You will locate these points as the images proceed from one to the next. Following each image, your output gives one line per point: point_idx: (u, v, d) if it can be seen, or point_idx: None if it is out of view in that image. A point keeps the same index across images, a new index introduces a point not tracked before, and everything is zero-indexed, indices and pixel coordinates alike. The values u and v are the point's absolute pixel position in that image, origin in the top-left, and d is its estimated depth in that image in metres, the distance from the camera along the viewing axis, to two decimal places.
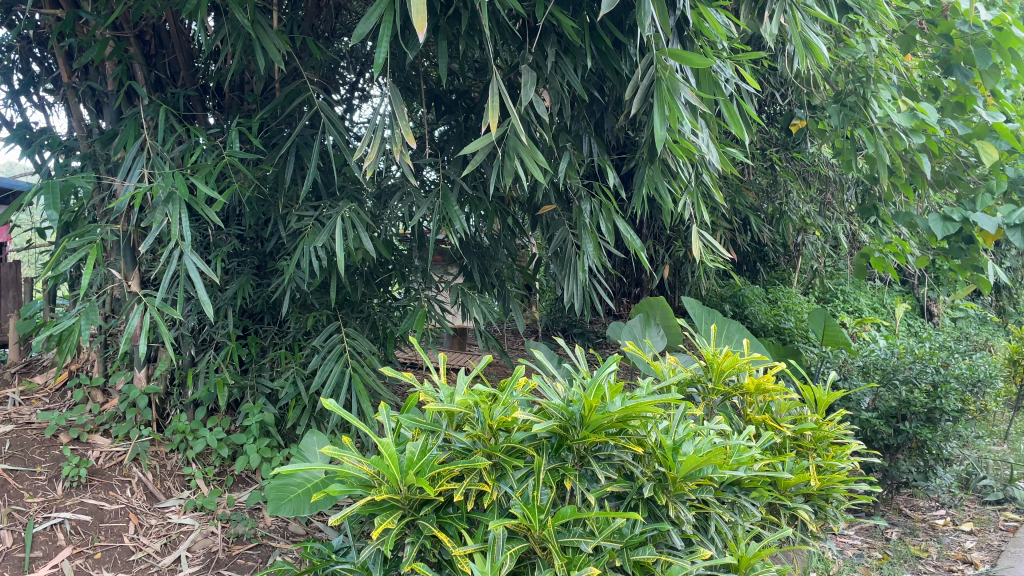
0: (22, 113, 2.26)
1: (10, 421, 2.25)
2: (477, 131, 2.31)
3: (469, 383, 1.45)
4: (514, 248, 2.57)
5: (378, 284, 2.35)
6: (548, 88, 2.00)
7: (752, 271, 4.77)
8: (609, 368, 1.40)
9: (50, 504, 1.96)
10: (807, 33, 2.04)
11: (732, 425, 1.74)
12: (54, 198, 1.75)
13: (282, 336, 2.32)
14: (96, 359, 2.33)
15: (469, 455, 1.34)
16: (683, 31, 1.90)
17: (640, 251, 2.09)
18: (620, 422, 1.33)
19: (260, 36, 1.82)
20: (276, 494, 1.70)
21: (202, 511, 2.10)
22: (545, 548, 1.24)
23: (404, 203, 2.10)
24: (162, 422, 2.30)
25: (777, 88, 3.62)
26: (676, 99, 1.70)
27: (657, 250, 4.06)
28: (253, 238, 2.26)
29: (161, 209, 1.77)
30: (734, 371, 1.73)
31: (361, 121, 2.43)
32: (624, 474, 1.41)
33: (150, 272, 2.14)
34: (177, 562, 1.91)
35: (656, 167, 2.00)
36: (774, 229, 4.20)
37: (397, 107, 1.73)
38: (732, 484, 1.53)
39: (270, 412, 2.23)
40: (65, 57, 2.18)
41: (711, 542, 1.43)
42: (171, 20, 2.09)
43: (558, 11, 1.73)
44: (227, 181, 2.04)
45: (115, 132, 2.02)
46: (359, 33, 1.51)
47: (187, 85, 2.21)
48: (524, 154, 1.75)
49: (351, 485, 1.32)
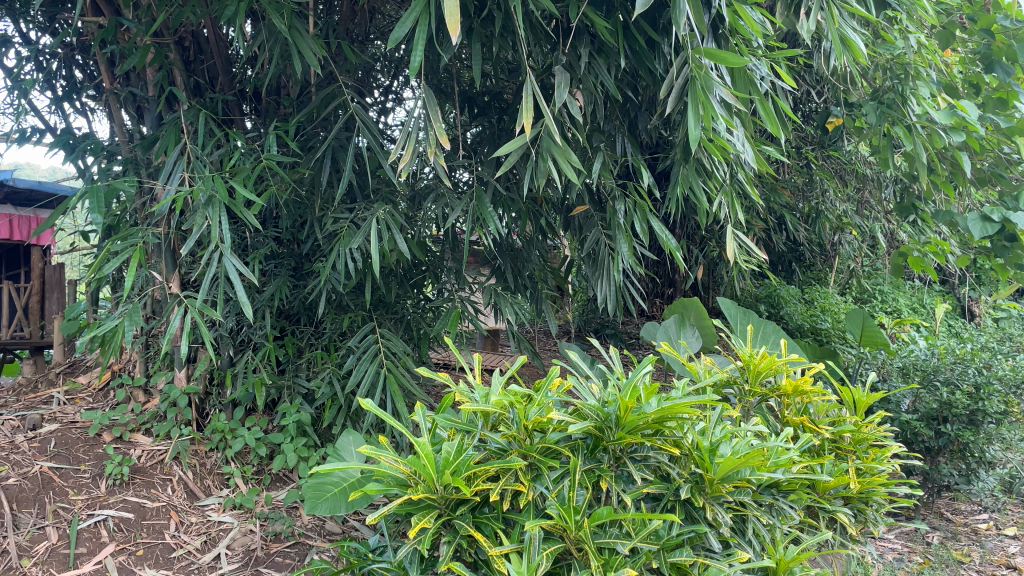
0: (65, 119, 2.32)
1: (55, 420, 2.31)
2: (510, 132, 2.32)
3: (505, 383, 1.45)
4: (547, 248, 2.58)
5: (412, 285, 2.37)
6: (582, 88, 1.99)
7: (787, 271, 4.74)
8: (644, 368, 1.39)
9: (94, 501, 2.00)
10: (845, 29, 2.01)
11: (769, 427, 1.72)
12: (99, 202, 1.78)
13: (318, 336, 2.35)
14: (138, 359, 2.38)
15: (505, 455, 1.35)
16: (718, 29, 1.88)
17: (675, 251, 2.06)
18: (657, 423, 1.33)
19: (296, 41, 1.84)
20: (313, 494, 1.73)
21: (241, 509, 2.14)
22: (581, 548, 1.24)
23: (438, 204, 2.10)
24: (202, 421, 2.34)
25: (813, 86, 3.58)
26: (711, 98, 1.68)
27: (691, 250, 4.05)
28: (290, 240, 2.30)
29: (202, 212, 1.79)
30: (772, 372, 1.70)
31: (395, 124, 2.45)
32: (660, 476, 1.40)
33: (190, 274, 2.18)
34: (217, 559, 1.94)
35: (691, 167, 1.98)
36: (810, 229, 4.15)
37: (431, 109, 1.74)
38: (771, 487, 1.52)
39: (307, 412, 2.26)
40: (107, 63, 2.23)
41: (749, 545, 1.42)
42: (210, 26, 2.12)
43: (592, 11, 1.72)
44: (265, 184, 2.07)
45: (156, 137, 2.06)
46: (394, 36, 1.51)
47: (226, 90, 2.24)
48: (558, 155, 1.74)
49: (387, 484, 1.33)
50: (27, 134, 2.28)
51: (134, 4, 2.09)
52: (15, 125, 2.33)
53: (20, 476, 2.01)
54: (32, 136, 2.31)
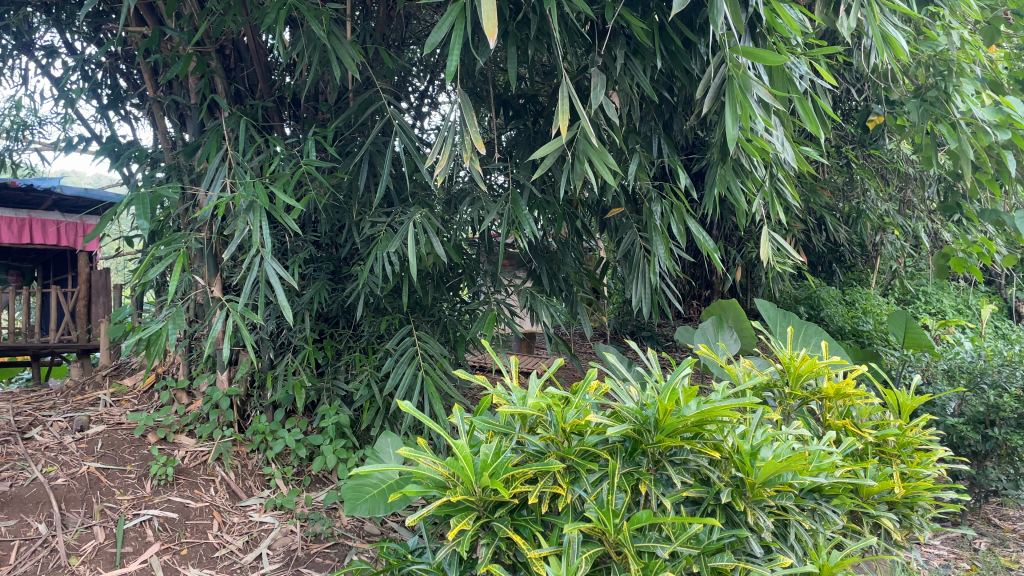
0: (111, 127, 2.38)
1: (102, 421, 2.37)
2: (545, 135, 2.32)
3: (542, 386, 1.45)
4: (582, 251, 2.57)
5: (448, 288, 2.38)
6: (618, 90, 1.98)
7: (827, 271, 4.69)
8: (682, 371, 1.38)
9: (140, 501, 2.04)
10: (886, 26, 1.97)
11: (811, 431, 1.70)
12: (144, 208, 1.81)
13: (356, 339, 2.37)
14: (182, 361, 2.44)
15: (543, 457, 1.35)
16: (756, 27, 1.86)
17: (714, 253, 2.04)
18: (696, 426, 1.31)
19: (334, 47, 1.85)
20: (353, 495, 1.74)
21: (282, 509, 2.17)
22: (620, 552, 1.24)
23: (474, 207, 2.11)
24: (243, 422, 2.38)
25: (853, 83, 3.52)
26: (749, 97, 1.66)
27: (729, 251, 4.02)
28: (328, 244, 2.33)
29: (243, 218, 1.82)
30: (813, 375, 1.68)
31: (431, 128, 2.46)
32: (700, 480, 1.39)
33: (231, 278, 2.21)
34: (259, 559, 1.96)
35: (728, 167, 1.96)
36: (850, 229, 4.09)
37: (467, 113, 1.74)
38: (813, 491, 1.49)
39: (346, 414, 2.29)
40: (151, 72, 2.28)
41: (791, 550, 1.40)
42: (250, 34, 2.16)
43: (628, 12, 1.71)
44: (304, 189, 2.10)
45: (198, 144, 2.09)
46: (431, 41, 1.52)
47: (265, 97, 2.28)
48: (594, 157, 1.73)
49: (426, 486, 1.34)
50: (74, 142, 2.34)
51: (176, 14, 2.12)
52: (62, 134, 2.39)
53: (69, 476, 2.06)
54: (78, 144, 2.37)
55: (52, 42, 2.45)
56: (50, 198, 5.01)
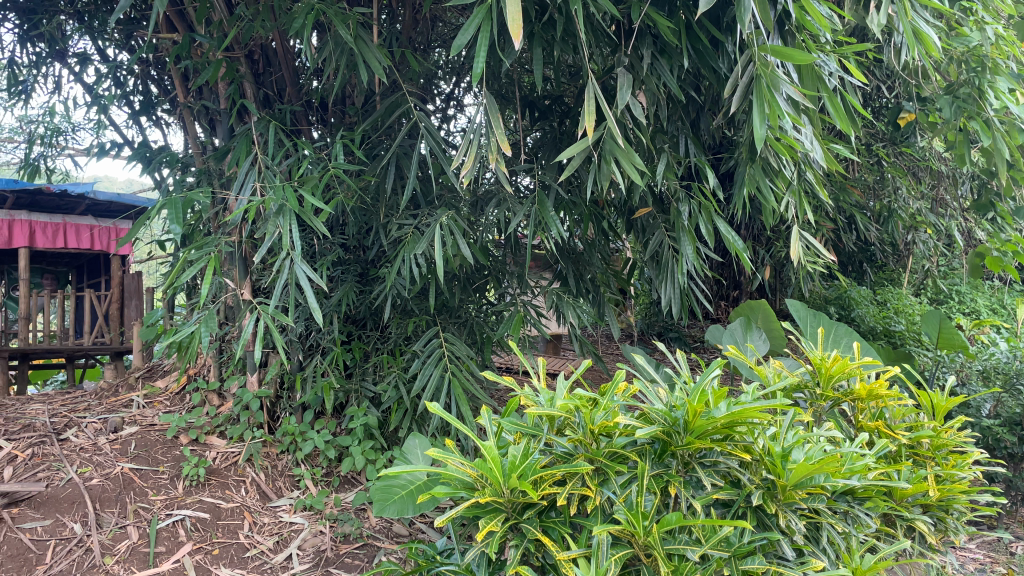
0: (142, 132, 2.42)
1: (135, 422, 2.41)
2: (571, 136, 2.32)
3: (569, 387, 1.44)
4: (608, 252, 2.56)
5: (475, 289, 2.39)
6: (644, 90, 1.97)
7: (858, 271, 4.64)
8: (712, 372, 1.37)
9: (172, 501, 2.07)
10: (918, 22, 1.93)
11: (843, 433, 1.67)
12: (176, 212, 1.83)
13: (384, 340, 2.39)
14: (213, 363, 2.47)
15: (571, 459, 1.35)
16: (784, 25, 1.84)
17: (743, 253, 2.02)
18: (726, 428, 1.30)
19: (362, 51, 1.86)
20: (381, 496, 1.75)
21: (311, 510, 2.19)
22: (650, 554, 1.23)
23: (500, 209, 2.11)
24: (273, 423, 2.41)
25: (883, 81, 3.48)
26: (777, 96, 1.64)
27: (758, 251, 3.99)
28: (356, 246, 2.35)
29: (273, 221, 1.83)
30: (844, 376, 1.65)
31: (457, 130, 2.47)
32: (730, 482, 1.38)
33: (261, 281, 2.24)
34: (289, 559, 1.97)
35: (757, 166, 1.94)
36: (881, 229, 4.05)
37: (493, 115, 1.74)
38: (845, 494, 1.46)
39: (374, 415, 2.30)
40: (181, 78, 2.31)
41: (823, 553, 1.38)
42: (278, 39, 2.18)
43: (655, 11, 1.70)
44: (332, 192, 2.12)
45: (228, 149, 2.11)
46: (457, 44, 1.52)
47: (293, 101, 2.30)
48: (622, 157, 1.72)
49: (455, 487, 1.34)
50: (107, 148, 2.38)
51: (206, 20, 2.15)
52: (95, 140, 2.42)
53: (103, 476, 2.09)
54: (111, 150, 2.40)
55: (84, 50, 2.49)
56: (83, 204, 5.12)
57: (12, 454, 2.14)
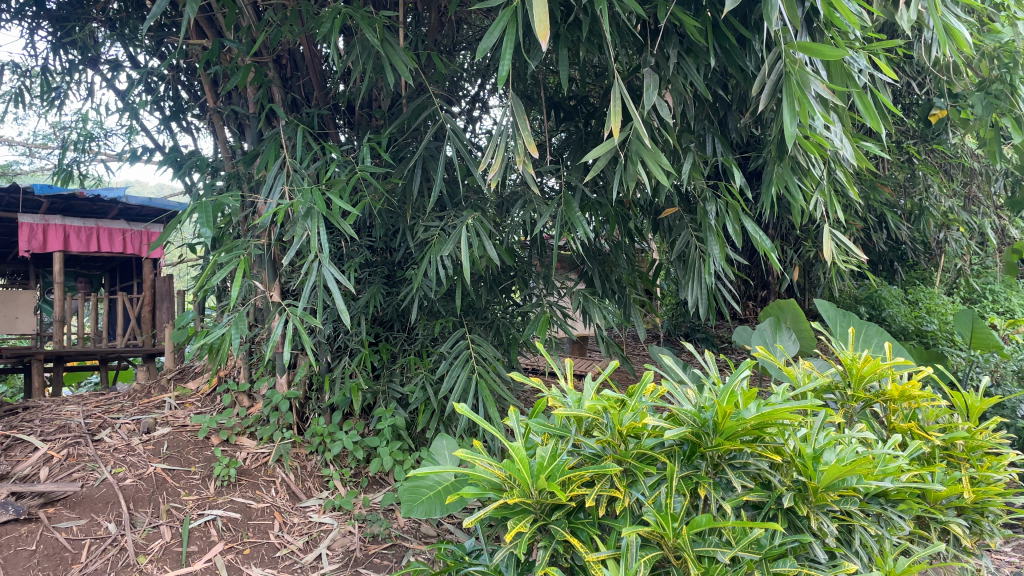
0: (173, 137, 2.46)
1: (167, 423, 2.45)
2: (597, 136, 2.32)
3: (597, 388, 1.44)
4: (634, 252, 2.55)
5: (501, 291, 2.39)
6: (671, 89, 1.96)
7: (889, 271, 4.58)
8: (741, 373, 1.35)
9: (204, 501, 2.10)
10: (948, 18, 1.90)
11: (875, 434, 1.65)
12: (207, 216, 1.85)
13: (411, 342, 2.41)
14: (243, 365, 2.51)
15: (599, 460, 1.35)
16: (812, 22, 1.82)
17: (772, 253, 1.99)
18: (756, 429, 1.29)
19: (388, 54, 1.86)
20: (409, 496, 1.76)
21: (340, 510, 2.20)
22: (679, 556, 1.23)
23: (526, 210, 2.11)
24: (302, 424, 2.44)
25: (914, 77, 3.44)
26: (806, 93, 1.62)
27: (786, 251, 3.96)
28: (382, 248, 2.36)
29: (301, 224, 1.85)
30: (876, 376, 1.63)
31: (482, 131, 2.48)
32: (761, 483, 1.37)
33: (290, 283, 2.27)
34: (319, 559, 1.99)
35: (786, 165, 1.92)
36: (912, 227, 3.99)
37: (520, 116, 1.74)
38: (878, 495, 1.44)
39: (401, 416, 2.32)
40: (211, 83, 2.35)
41: (856, 556, 1.36)
42: (305, 44, 2.20)
43: (681, 11, 1.69)
44: (360, 195, 2.13)
45: (257, 153, 2.14)
46: (483, 47, 1.52)
47: (321, 105, 2.32)
48: (648, 157, 1.71)
49: (483, 488, 1.34)
50: (139, 153, 2.41)
51: (235, 26, 2.18)
52: (127, 145, 2.46)
53: (137, 476, 2.13)
54: (142, 155, 2.44)
55: (116, 56, 2.54)
56: (116, 208, 5.21)
57: (48, 455, 2.18)
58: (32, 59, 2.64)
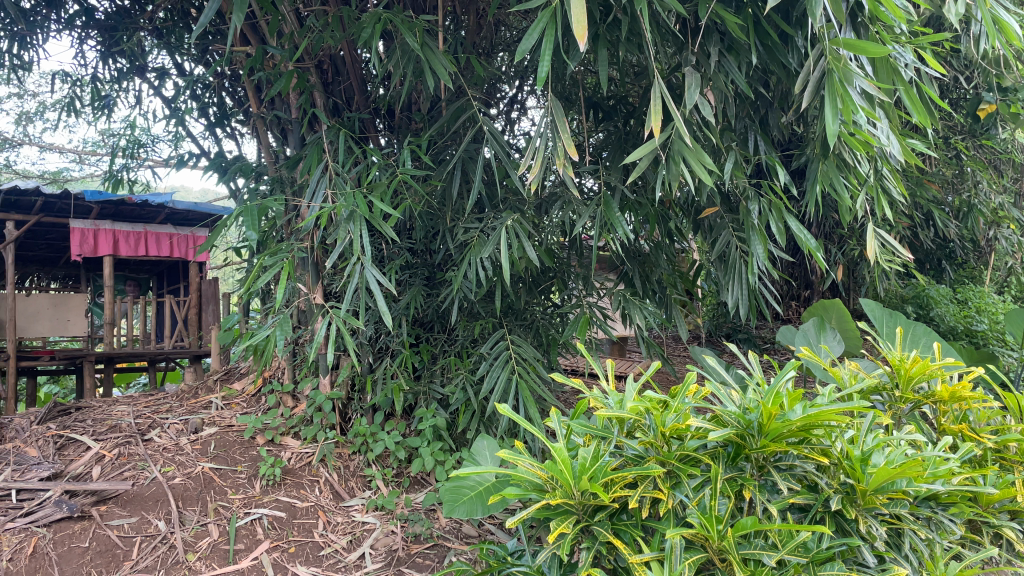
0: (218, 143, 2.51)
1: (214, 423, 2.50)
2: (636, 137, 2.31)
3: (639, 389, 1.43)
4: (674, 252, 2.53)
5: (541, 292, 2.40)
6: (712, 88, 1.94)
7: (936, 269, 4.45)
8: (787, 373, 1.33)
9: (250, 501, 2.13)
10: (998, 11, 1.85)
11: (923, 436, 1.62)
12: (252, 219, 1.86)
13: (451, 343, 2.43)
14: (287, 366, 2.55)
15: (642, 462, 1.34)
16: (857, 18, 1.79)
17: (816, 252, 1.96)
18: (802, 431, 1.26)
19: (428, 58, 1.87)
20: (451, 497, 1.76)
21: (382, 510, 2.23)
22: (724, 559, 1.22)
23: (565, 210, 2.11)
24: (345, 424, 2.47)
25: (962, 70, 3.37)
26: (850, 90, 1.60)
27: (829, 250, 3.91)
28: (423, 250, 2.38)
29: (344, 227, 1.86)
30: (925, 377, 1.60)
31: (521, 132, 2.49)
32: (807, 486, 1.35)
33: (332, 286, 2.30)
34: (362, 558, 2.01)
35: (830, 163, 1.89)
36: (960, 224, 3.90)
37: (559, 118, 1.74)
38: (928, 499, 1.41)
39: (442, 417, 2.33)
40: (254, 89, 2.39)
41: (906, 561, 1.33)
42: (346, 49, 2.23)
43: (722, 8, 1.67)
44: (401, 197, 2.15)
45: (300, 157, 2.17)
46: (522, 49, 1.52)
47: (362, 109, 2.35)
48: (690, 157, 1.69)
49: (526, 488, 1.34)
50: (186, 159, 2.46)
51: (277, 33, 2.21)
52: (174, 151, 2.51)
53: (185, 476, 2.17)
54: (189, 160, 2.48)
55: (162, 65, 2.59)
56: (163, 212, 5.33)
57: (100, 454, 2.24)
58: (82, 68, 2.71)
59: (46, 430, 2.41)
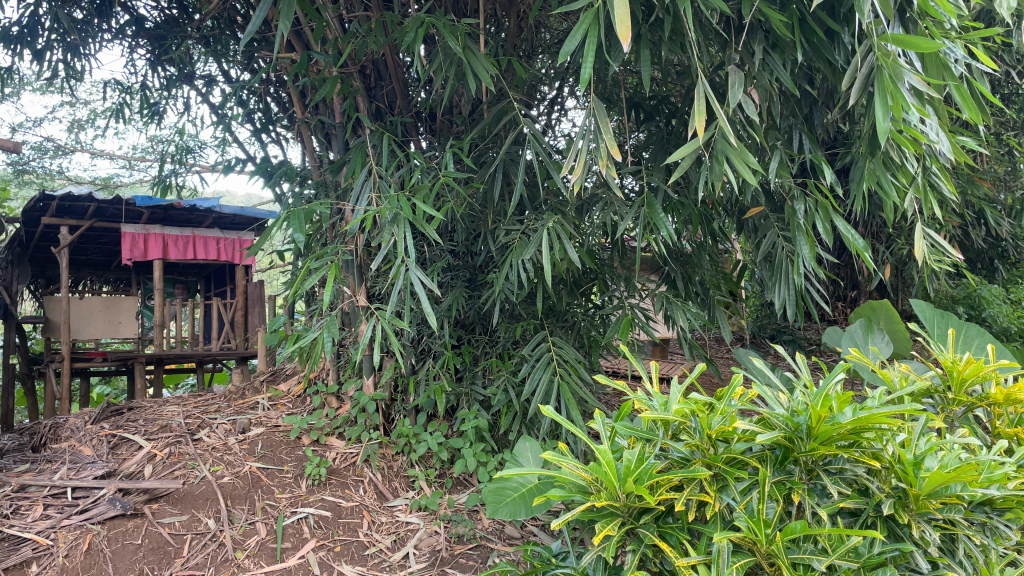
0: (263, 148, 2.56)
1: (261, 423, 2.55)
2: (678, 137, 2.29)
3: (684, 391, 1.42)
4: (716, 254, 2.50)
5: (582, 293, 2.40)
6: (756, 86, 1.92)
7: (988, 268, 4.34)
8: (837, 374, 1.31)
9: (297, 500, 2.17)
10: None
11: (977, 439, 1.58)
12: (298, 223, 1.89)
13: (493, 345, 2.44)
14: (332, 367, 2.60)
15: (688, 464, 1.34)
16: (906, 12, 1.75)
17: (865, 252, 1.92)
18: (853, 434, 1.24)
19: (470, 61, 1.88)
20: (495, 498, 1.77)
21: (425, 510, 2.24)
22: (773, 563, 1.20)
23: (608, 212, 2.10)
24: (388, 425, 2.50)
25: (1014, 65, 3.29)
26: (900, 86, 1.56)
27: (877, 250, 3.85)
28: (465, 252, 2.40)
29: (389, 229, 1.88)
30: (978, 380, 1.56)
31: (562, 134, 2.50)
32: (857, 490, 1.32)
33: (375, 288, 2.33)
34: (406, 558, 2.03)
35: (878, 161, 1.86)
36: (1013, 223, 3.81)
37: (602, 118, 1.72)
38: (984, 504, 1.37)
39: (484, 418, 2.34)
40: (299, 94, 2.43)
41: (960, 567, 1.30)
42: (389, 54, 2.26)
43: (767, 6, 1.65)
44: (444, 200, 2.17)
45: (344, 161, 2.20)
46: (566, 51, 1.52)
47: (405, 112, 2.39)
48: (734, 156, 1.68)
49: (570, 490, 1.34)
50: (232, 164, 2.51)
51: (321, 39, 2.25)
52: (221, 157, 2.56)
53: (234, 475, 2.22)
54: (235, 165, 2.53)
55: (209, 72, 2.65)
56: (209, 217, 5.44)
57: (152, 454, 2.29)
58: (132, 76, 2.78)
59: (100, 430, 2.47)
